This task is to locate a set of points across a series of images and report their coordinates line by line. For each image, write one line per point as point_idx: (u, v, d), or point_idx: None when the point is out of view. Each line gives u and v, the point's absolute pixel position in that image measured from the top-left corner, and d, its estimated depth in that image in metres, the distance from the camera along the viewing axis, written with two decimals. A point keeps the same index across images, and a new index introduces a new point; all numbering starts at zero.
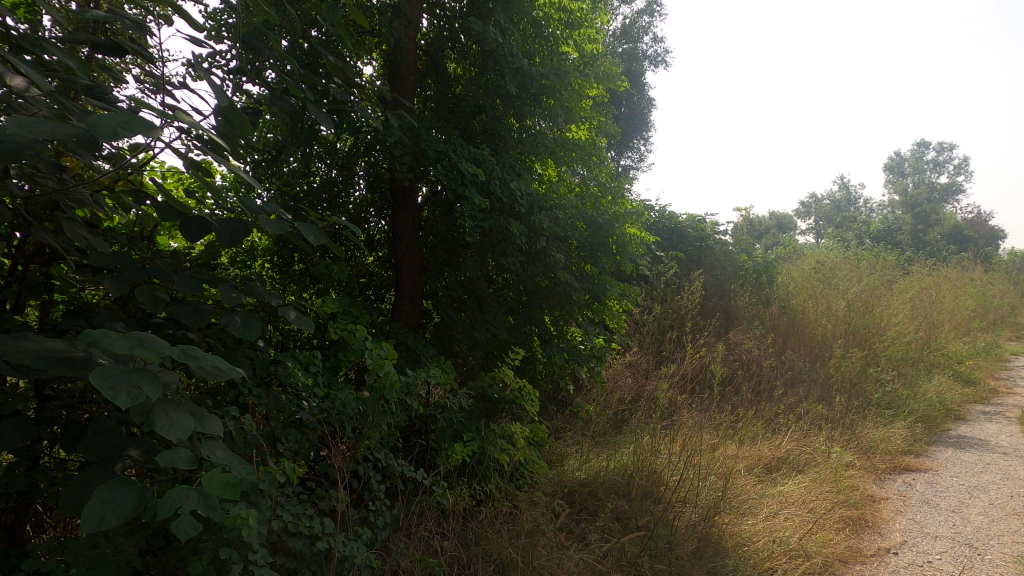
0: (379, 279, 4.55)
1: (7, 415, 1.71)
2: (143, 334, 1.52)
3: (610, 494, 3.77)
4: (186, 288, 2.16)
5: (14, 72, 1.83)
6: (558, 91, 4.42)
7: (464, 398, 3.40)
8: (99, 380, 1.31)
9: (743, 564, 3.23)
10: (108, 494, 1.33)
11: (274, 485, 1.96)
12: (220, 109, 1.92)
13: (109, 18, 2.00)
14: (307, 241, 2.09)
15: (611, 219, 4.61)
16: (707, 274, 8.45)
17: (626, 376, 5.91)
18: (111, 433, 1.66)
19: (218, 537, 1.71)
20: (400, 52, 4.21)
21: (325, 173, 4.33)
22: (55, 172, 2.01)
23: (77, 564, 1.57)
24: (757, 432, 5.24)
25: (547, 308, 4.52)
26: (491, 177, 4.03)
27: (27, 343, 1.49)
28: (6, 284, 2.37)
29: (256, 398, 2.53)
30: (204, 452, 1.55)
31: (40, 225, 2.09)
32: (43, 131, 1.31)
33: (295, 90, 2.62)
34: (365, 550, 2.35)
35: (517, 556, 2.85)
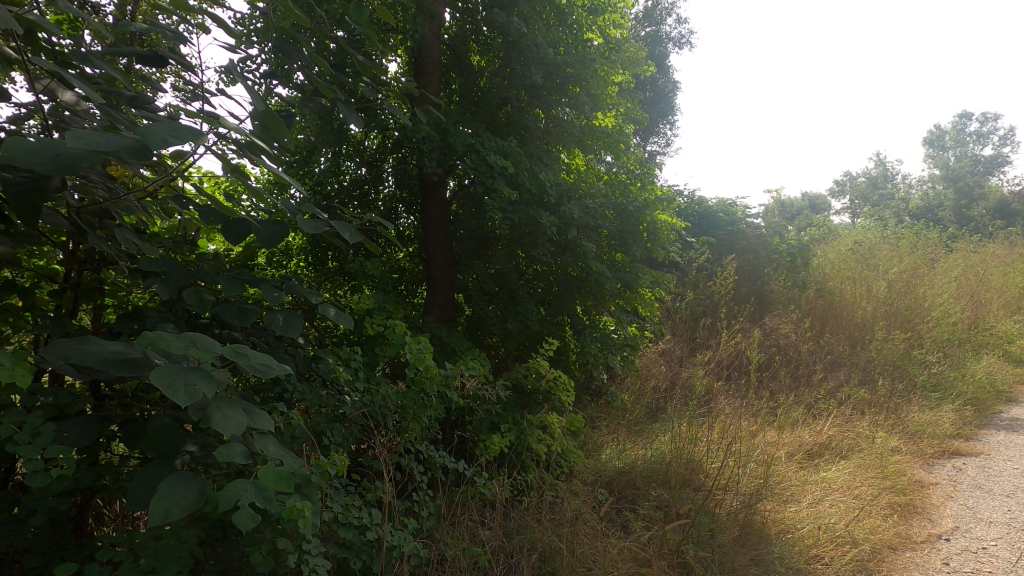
0: (411, 274, 4.61)
1: (73, 415, 1.80)
2: (195, 334, 1.57)
3: (649, 482, 3.76)
4: (231, 289, 2.22)
5: (62, 88, 1.99)
6: (584, 79, 4.37)
7: (501, 389, 3.44)
8: (158, 379, 1.37)
9: (788, 551, 3.19)
10: (171, 489, 1.38)
11: (325, 477, 2.01)
12: (257, 113, 1.95)
13: (150, 30, 2.08)
14: (344, 239, 2.12)
15: (641, 206, 4.56)
16: (739, 259, 8.32)
17: (660, 364, 5.93)
18: (169, 430, 1.73)
19: (274, 528, 1.77)
20: (424, 48, 4.23)
21: (354, 171, 4.44)
22: (105, 182, 2.11)
23: (144, 555, 1.65)
24: (796, 418, 5.17)
25: (579, 297, 4.51)
26: (520, 169, 4.03)
27: (90, 346, 1.57)
28: (62, 291, 2.47)
29: (300, 394, 2.60)
30: (256, 447, 1.60)
31: (93, 233, 2.19)
32: (98, 142, 1.35)
33: (326, 91, 2.67)
34: (412, 541, 2.40)
35: (560, 544, 2.87)
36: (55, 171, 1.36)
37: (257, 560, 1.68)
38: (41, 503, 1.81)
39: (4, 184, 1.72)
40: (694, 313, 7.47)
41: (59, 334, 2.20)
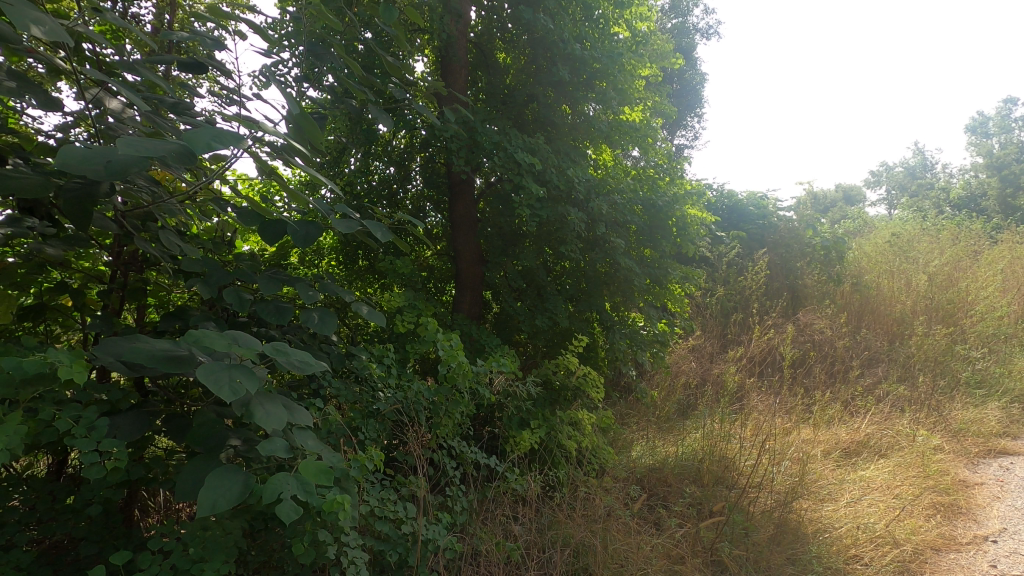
0: (439, 272, 4.67)
1: (123, 410, 1.87)
2: (237, 333, 1.63)
3: (681, 479, 3.74)
4: (268, 288, 2.28)
5: (108, 96, 2.08)
6: (611, 74, 4.34)
7: (531, 386, 3.46)
8: (204, 375, 1.42)
9: (826, 551, 3.13)
10: (217, 481, 1.42)
11: (362, 471, 2.05)
12: (292, 115, 1.96)
13: (190, 37, 2.15)
14: (377, 239, 2.13)
15: (671, 201, 4.51)
16: (771, 253, 8.21)
17: (690, 360, 5.88)
18: (214, 425, 1.78)
19: (315, 520, 1.82)
20: (451, 47, 4.26)
21: (383, 171, 4.50)
22: (149, 186, 2.18)
23: (192, 544, 1.71)
24: (833, 415, 5.05)
25: (608, 294, 4.49)
26: (547, 165, 4.03)
27: (139, 344, 1.63)
28: (109, 292, 2.56)
29: (335, 390, 2.65)
30: (297, 442, 1.64)
31: (138, 235, 2.27)
32: (145, 149, 1.38)
33: (357, 93, 2.70)
34: (447, 535, 2.43)
35: (593, 540, 2.87)
36: (106, 177, 1.41)
37: (300, 551, 1.73)
38: (96, 494, 1.90)
39: (60, 189, 1.82)
40: (725, 309, 7.36)
41: (109, 333, 2.30)
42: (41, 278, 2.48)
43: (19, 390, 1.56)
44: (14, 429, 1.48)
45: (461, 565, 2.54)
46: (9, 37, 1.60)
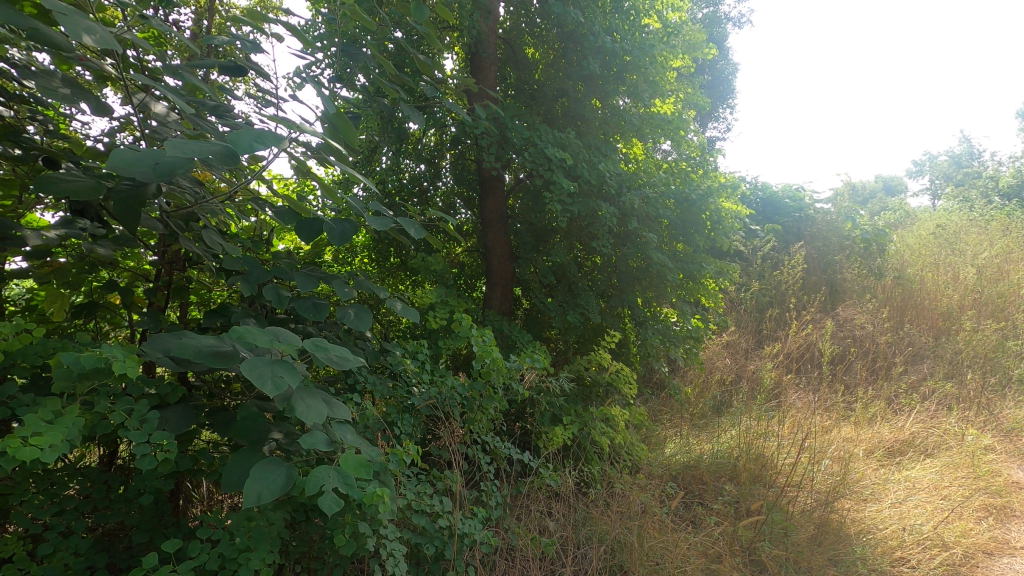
0: (470, 269, 4.70)
1: (171, 404, 1.94)
2: (278, 329, 1.66)
3: (716, 477, 3.70)
4: (306, 285, 2.32)
5: (153, 101, 2.14)
6: (642, 67, 4.28)
7: (564, 381, 3.46)
8: (248, 370, 1.45)
9: (870, 552, 3.03)
10: (262, 473, 1.45)
11: (400, 465, 2.08)
12: (329, 115, 1.97)
13: (230, 42, 2.20)
14: (411, 236, 2.13)
15: (705, 194, 4.43)
16: (808, 247, 8.15)
17: (724, 357, 5.79)
18: (256, 419, 1.83)
19: (355, 513, 1.85)
20: (481, 43, 4.28)
21: (413, 169, 4.55)
22: (192, 186, 2.24)
23: (238, 534, 1.76)
24: (875, 414, 4.89)
25: (640, 289, 4.45)
26: (578, 160, 4.01)
27: (186, 340, 1.67)
28: (157, 290, 2.66)
29: (371, 385, 2.69)
30: (336, 435, 1.66)
31: (182, 235, 2.34)
32: (191, 150, 1.40)
33: (389, 91, 2.71)
34: (483, 529, 2.44)
35: (628, 537, 2.85)
36: (154, 178, 1.44)
37: (341, 542, 1.76)
38: (147, 485, 1.97)
39: (112, 191, 1.88)
40: (760, 304, 7.21)
41: (156, 329, 2.38)
42: (92, 277, 2.58)
43: (76, 384, 1.63)
44: (72, 421, 1.55)
45: (496, 560, 2.55)
46: (62, 46, 1.66)
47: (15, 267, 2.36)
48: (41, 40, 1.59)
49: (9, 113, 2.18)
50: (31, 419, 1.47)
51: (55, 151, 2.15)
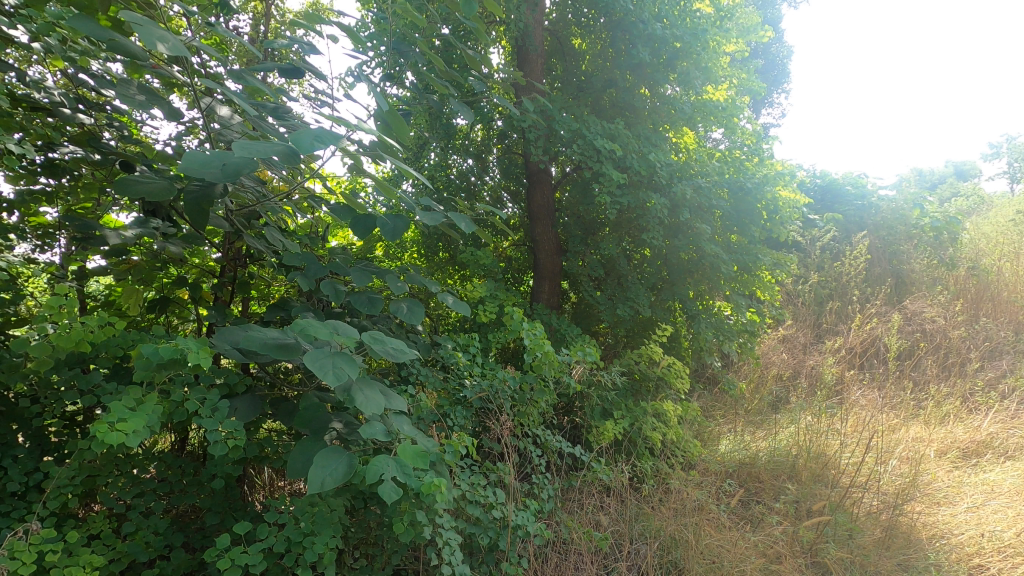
0: (517, 263, 4.71)
1: (239, 394, 2.03)
2: (336, 322, 1.71)
3: (773, 476, 3.60)
4: (360, 280, 2.38)
5: (218, 104, 2.23)
6: (694, 53, 4.16)
7: (616, 375, 3.43)
8: (311, 362, 1.50)
9: (945, 558, 2.87)
10: (325, 461, 1.50)
11: (455, 456, 2.11)
12: (381, 114, 1.99)
13: (289, 45, 2.25)
14: (461, 230, 2.15)
15: (761, 182, 4.26)
16: (871, 236, 7.77)
17: (781, 352, 5.59)
18: (318, 409, 1.90)
19: (413, 502, 1.89)
20: (528, 36, 4.27)
21: (461, 164, 4.59)
22: (254, 186, 2.33)
23: (303, 519, 1.83)
24: (948, 413, 4.62)
25: (692, 282, 4.35)
26: (627, 151, 3.94)
27: (252, 333, 1.74)
28: (222, 286, 2.79)
29: (423, 377, 2.74)
30: (394, 426, 1.70)
31: (245, 232, 2.43)
32: (258, 151, 1.44)
33: (439, 87, 2.72)
34: (536, 522, 2.45)
35: (683, 534, 2.81)
36: (222, 179, 1.50)
37: (400, 530, 1.81)
38: (217, 470, 2.08)
39: (183, 192, 1.99)
40: (819, 297, 6.91)
41: (223, 322, 2.51)
42: (162, 273, 2.73)
43: (154, 374, 1.74)
44: (152, 409, 1.65)
45: (549, 553, 2.55)
46: (138, 56, 1.73)
47: (95, 265, 2.53)
48: (121, 52, 1.66)
49: (89, 120, 2.32)
50: (116, 406, 1.58)
51: (131, 155, 2.28)
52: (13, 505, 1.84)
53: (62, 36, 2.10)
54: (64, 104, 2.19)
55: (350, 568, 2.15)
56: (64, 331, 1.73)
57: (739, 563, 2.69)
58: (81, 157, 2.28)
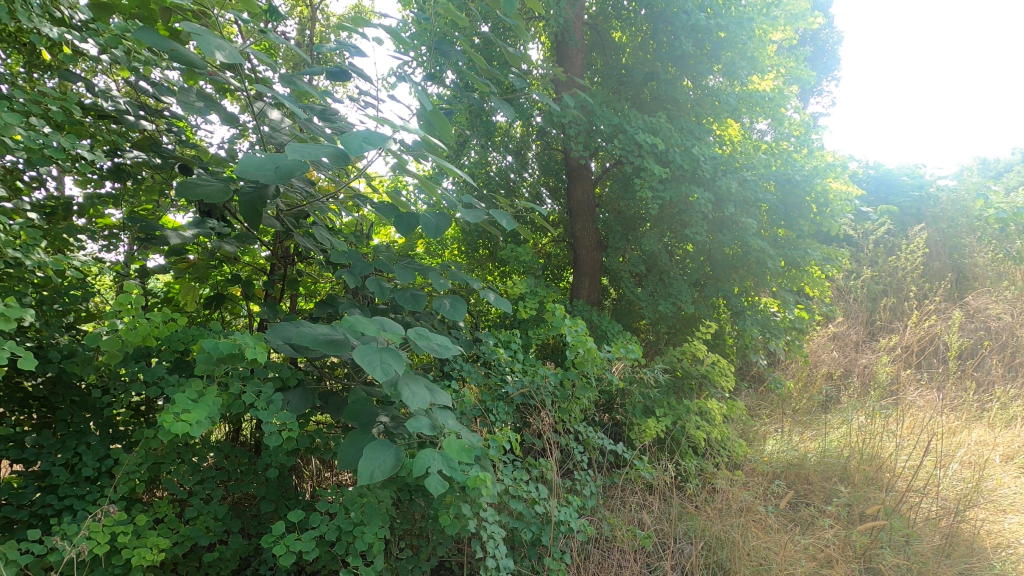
0: (556, 259, 4.71)
1: (292, 387, 2.11)
2: (383, 318, 1.75)
3: (823, 478, 3.49)
4: (404, 278, 2.42)
5: (270, 108, 2.31)
6: (739, 42, 4.05)
7: (659, 372, 3.39)
8: (359, 357, 1.53)
9: (1012, 569, 2.72)
10: (373, 453, 1.53)
11: (499, 451, 2.13)
12: (423, 113, 2.01)
13: (337, 48, 2.29)
14: (503, 228, 2.15)
15: (810, 174, 4.13)
16: (929, 229, 7.42)
17: (831, 350, 5.40)
18: (365, 403, 1.95)
19: (458, 495, 1.92)
20: (568, 31, 4.26)
21: (500, 161, 4.63)
22: (304, 187, 2.40)
23: (353, 509, 1.89)
24: (1016, 416, 4.36)
25: (737, 278, 4.25)
26: (670, 145, 3.87)
27: (304, 329, 1.80)
28: (273, 283, 2.90)
29: (466, 373, 2.78)
30: (439, 421, 1.73)
31: (295, 231, 2.51)
32: (310, 152, 1.48)
33: (480, 86, 2.73)
34: (579, 518, 2.45)
35: (729, 535, 2.76)
36: (276, 180, 1.54)
37: (446, 522, 1.84)
38: (272, 459, 2.17)
39: (238, 193, 2.07)
40: (872, 294, 6.64)
41: (275, 318, 2.60)
42: (217, 271, 2.86)
43: (214, 368, 1.82)
44: (212, 400, 1.74)
45: (591, 550, 2.55)
46: (198, 64, 1.80)
47: (156, 263, 2.67)
48: (182, 61, 1.73)
49: (150, 126, 2.45)
50: (180, 397, 1.67)
51: (189, 159, 2.40)
52: (86, 489, 1.97)
53: (128, 47, 2.19)
54: (129, 112, 2.33)
55: (396, 558, 2.20)
56: (132, 326, 1.83)
57: (789, 563, 2.61)
58: (143, 161, 2.40)
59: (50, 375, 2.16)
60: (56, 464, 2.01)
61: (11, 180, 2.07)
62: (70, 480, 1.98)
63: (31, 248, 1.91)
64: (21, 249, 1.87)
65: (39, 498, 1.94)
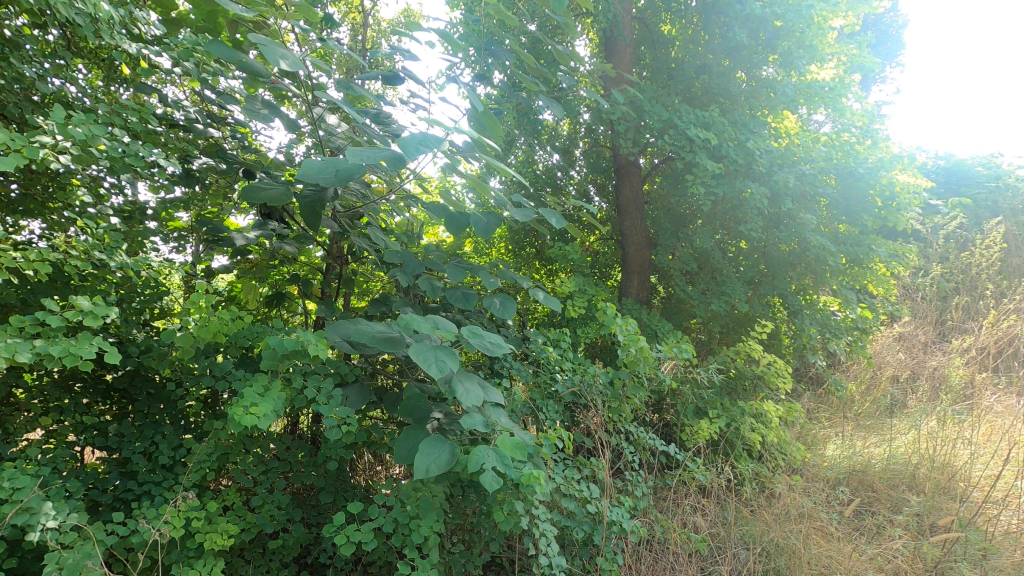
0: (604, 257, 4.68)
1: (349, 383, 2.18)
2: (436, 317, 1.77)
3: (889, 486, 3.33)
4: (456, 277, 2.45)
5: (327, 113, 2.39)
6: (797, 31, 3.89)
7: (712, 373, 3.32)
8: (415, 354, 1.56)
9: None
10: (429, 448, 1.56)
11: (551, 449, 2.14)
12: (474, 115, 2.02)
13: (390, 53, 2.31)
14: (552, 227, 2.12)
15: (875, 167, 3.93)
16: (1007, 223, 6.94)
17: (897, 351, 5.14)
18: (420, 399, 2.00)
19: (512, 492, 1.94)
20: (617, 26, 4.22)
21: (547, 159, 4.64)
22: (360, 190, 2.47)
23: (409, 502, 1.95)
24: None
25: (795, 275, 4.11)
26: (723, 140, 3.76)
27: (361, 326, 1.85)
28: (330, 282, 3.01)
29: (516, 371, 2.80)
30: (492, 419, 1.74)
31: (351, 232, 2.59)
32: (368, 157, 1.50)
33: (530, 85, 2.72)
34: (631, 519, 2.42)
35: (789, 541, 2.67)
36: (335, 184, 1.57)
37: (500, 519, 1.86)
38: (331, 452, 2.26)
39: (298, 196, 2.15)
40: (942, 292, 6.28)
41: (332, 316, 2.70)
42: (278, 271, 2.99)
43: (278, 363, 1.92)
44: (277, 395, 1.82)
45: (643, 552, 2.52)
46: (262, 73, 1.88)
47: (222, 263, 2.81)
48: (248, 71, 1.81)
49: (216, 133, 2.59)
50: (248, 392, 1.75)
51: (252, 164, 2.52)
52: (162, 476, 2.10)
53: (197, 60, 2.32)
54: (198, 121, 2.47)
55: (449, 551, 2.25)
56: (203, 324, 1.93)
57: (855, 566, 2.50)
58: (210, 167, 2.52)
59: (130, 369, 2.29)
60: (136, 453, 2.14)
61: (96, 189, 2.19)
62: (148, 467, 2.11)
63: (113, 250, 2.02)
64: (105, 251, 2.00)
65: (121, 483, 2.08)
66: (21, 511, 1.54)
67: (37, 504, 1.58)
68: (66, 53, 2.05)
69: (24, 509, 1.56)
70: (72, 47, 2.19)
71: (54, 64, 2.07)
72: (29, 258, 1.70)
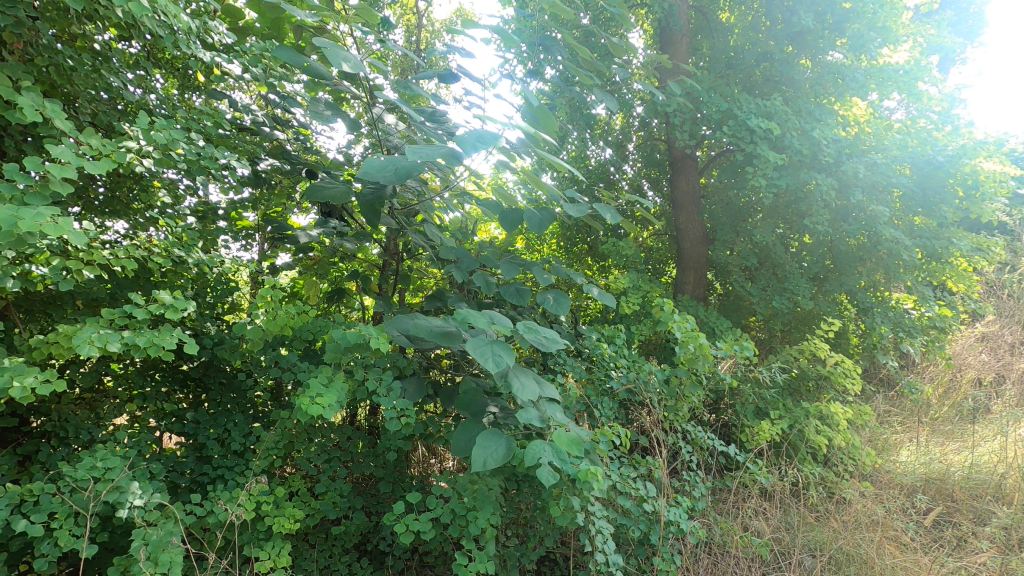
0: (658, 253, 4.60)
1: (408, 376, 2.23)
2: (492, 312, 1.78)
3: (971, 495, 3.11)
4: (510, 273, 2.45)
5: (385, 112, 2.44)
6: (869, 12, 3.68)
7: (775, 372, 3.20)
8: (473, 348, 1.57)
9: None
10: (486, 442, 1.57)
11: (608, 445, 2.11)
12: (528, 111, 2.00)
13: (446, 51, 2.33)
14: (608, 222, 2.08)
15: (956, 154, 3.67)
16: None
17: (980, 352, 4.80)
18: (476, 393, 2.02)
19: (568, 488, 1.94)
20: (673, 16, 4.13)
21: (599, 154, 4.59)
22: (416, 188, 2.52)
23: (466, 494, 1.98)
24: None
25: (865, 271, 3.91)
26: (786, 129, 3.60)
27: (418, 320, 1.87)
28: (386, 279, 3.09)
29: (569, 367, 2.79)
30: (548, 414, 1.74)
31: (408, 229, 2.63)
32: (426, 153, 1.51)
33: (585, 79, 2.68)
34: (690, 519, 2.36)
35: (859, 549, 2.53)
36: (394, 181, 1.59)
37: (556, 513, 1.86)
38: (390, 443, 2.32)
39: (358, 195, 2.21)
40: None
41: (389, 311, 2.77)
42: (337, 268, 3.09)
43: (341, 356, 1.98)
44: (339, 387, 1.88)
45: (701, 554, 2.46)
46: (326, 75, 1.95)
47: (285, 260, 2.94)
48: (312, 73, 1.88)
49: (281, 135, 2.71)
50: (314, 383, 1.82)
51: (314, 164, 2.62)
52: (234, 461, 2.22)
53: (265, 66, 2.43)
54: (265, 124, 2.58)
55: (505, 545, 2.27)
56: (272, 317, 2.02)
57: None
58: (276, 168, 2.63)
59: (203, 360, 2.42)
60: (210, 439, 2.28)
61: (174, 190, 2.35)
62: (221, 453, 2.23)
63: (191, 248, 2.14)
64: (184, 249, 2.13)
65: (197, 467, 2.20)
66: (112, 490, 1.66)
67: (126, 484, 1.70)
68: (148, 63, 2.19)
69: (115, 487, 1.68)
70: (151, 58, 2.33)
71: (136, 73, 2.20)
72: (117, 255, 1.81)
